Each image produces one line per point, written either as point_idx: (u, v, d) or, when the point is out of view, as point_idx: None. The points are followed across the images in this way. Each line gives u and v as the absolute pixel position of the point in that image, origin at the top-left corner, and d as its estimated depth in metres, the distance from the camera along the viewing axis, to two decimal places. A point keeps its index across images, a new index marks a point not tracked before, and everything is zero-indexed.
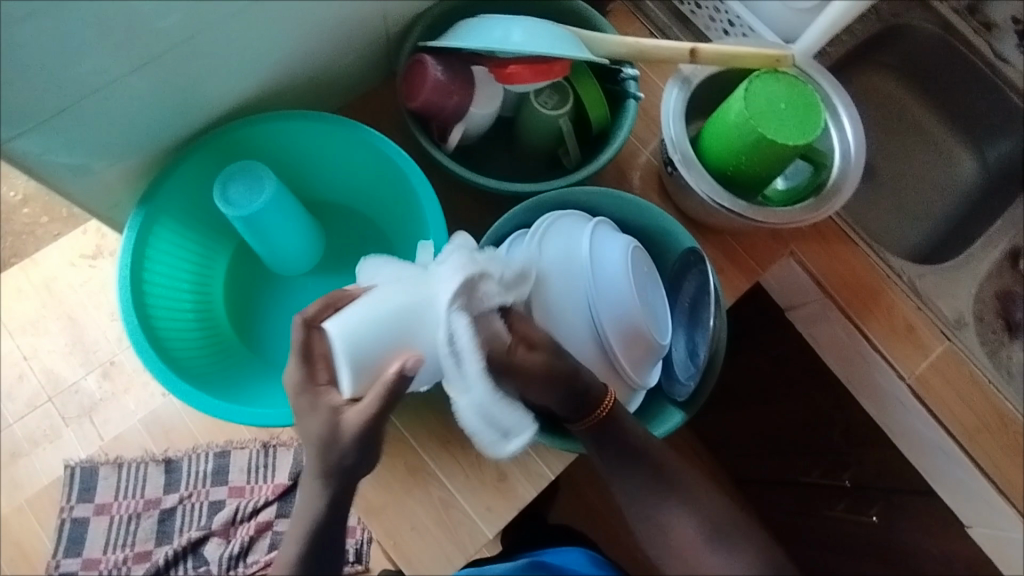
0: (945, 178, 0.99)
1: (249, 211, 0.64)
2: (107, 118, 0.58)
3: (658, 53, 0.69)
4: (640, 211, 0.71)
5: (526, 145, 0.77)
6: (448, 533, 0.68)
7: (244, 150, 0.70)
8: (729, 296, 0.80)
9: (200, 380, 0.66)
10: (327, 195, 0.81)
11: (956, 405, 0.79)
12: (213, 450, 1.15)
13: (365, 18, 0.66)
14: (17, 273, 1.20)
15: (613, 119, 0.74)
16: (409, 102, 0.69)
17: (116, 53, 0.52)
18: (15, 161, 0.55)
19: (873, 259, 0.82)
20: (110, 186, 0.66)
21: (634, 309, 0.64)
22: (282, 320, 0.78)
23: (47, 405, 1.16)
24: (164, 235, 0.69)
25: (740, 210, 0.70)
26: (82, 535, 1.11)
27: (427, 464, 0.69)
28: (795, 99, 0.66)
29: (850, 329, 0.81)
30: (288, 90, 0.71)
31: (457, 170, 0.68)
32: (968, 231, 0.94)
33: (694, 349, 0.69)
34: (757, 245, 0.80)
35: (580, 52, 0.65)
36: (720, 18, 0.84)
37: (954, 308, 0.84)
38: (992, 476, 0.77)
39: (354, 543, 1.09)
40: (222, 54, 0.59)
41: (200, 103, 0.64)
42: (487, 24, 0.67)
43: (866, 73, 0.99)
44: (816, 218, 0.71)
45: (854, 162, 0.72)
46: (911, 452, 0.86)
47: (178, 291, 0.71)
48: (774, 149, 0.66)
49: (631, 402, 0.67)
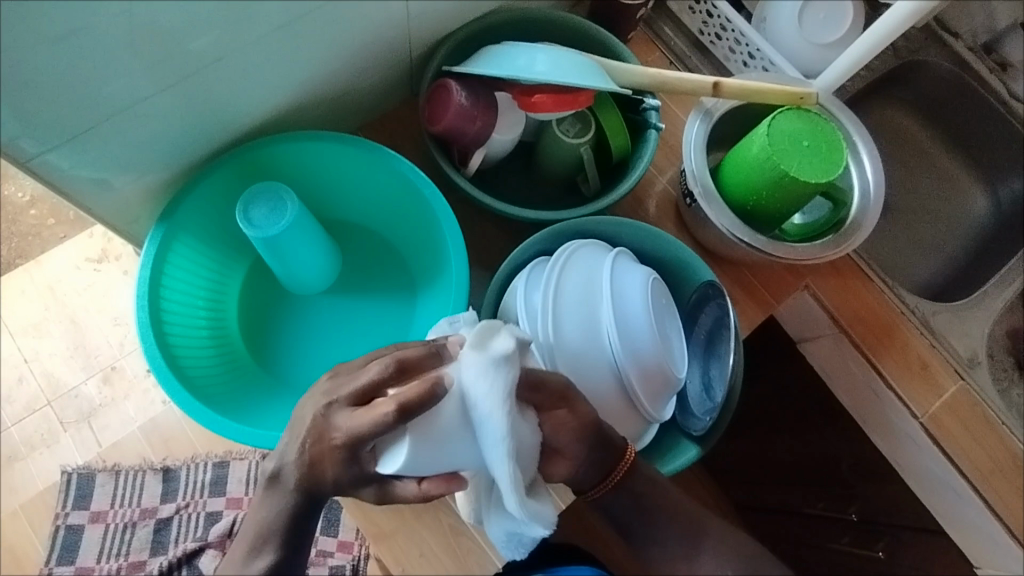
0: (957, 214, 0.99)
1: (270, 232, 0.63)
2: (132, 137, 0.58)
3: (681, 85, 0.69)
4: (658, 242, 0.71)
5: (545, 171, 0.77)
6: (456, 560, 0.67)
7: (266, 168, 0.70)
8: (743, 327, 0.80)
9: (213, 399, 0.66)
10: (344, 215, 0.81)
11: (967, 443, 0.78)
12: (211, 461, 1.14)
13: (389, 42, 0.66)
14: (21, 274, 1.20)
15: (634, 149, 0.74)
16: (432, 125, 0.69)
17: (145, 74, 0.52)
18: (39, 176, 0.55)
19: (888, 295, 0.82)
20: (130, 201, 0.66)
21: (653, 345, 0.63)
22: (297, 340, 0.78)
23: (46, 409, 1.16)
24: (183, 252, 0.68)
25: (759, 245, 0.70)
26: (76, 543, 1.09)
27: (438, 490, 0.68)
28: (818, 138, 0.66)
29: (864, 365, 0.81)
30: (311, 110, 0.71)
31: (477, 196, 0.68)
32: (981, 268, 0.95)
33: (709, 382, 0.69)
34: (772, 278, 0.80)
35: (605, 83, 0.65)
36: (740, 50, 0.83)
37: (967, 346, 0.83)
38: (1005, 518, 0.77)
39: (349, 560, 1.07)
40: (247, 75, 0.59)
41: (223, 122, 0.64)
42: (512, 51, 0.67)
43: (881, 107, 1.00)
44: (835, 255, 0.71)
45: (873, 200, 0.72)
46: (920, 489, 0.86)
47: (194, 307, 0.71)
48: (795, 186, 0.66)
49: (645, 435, 0.67)
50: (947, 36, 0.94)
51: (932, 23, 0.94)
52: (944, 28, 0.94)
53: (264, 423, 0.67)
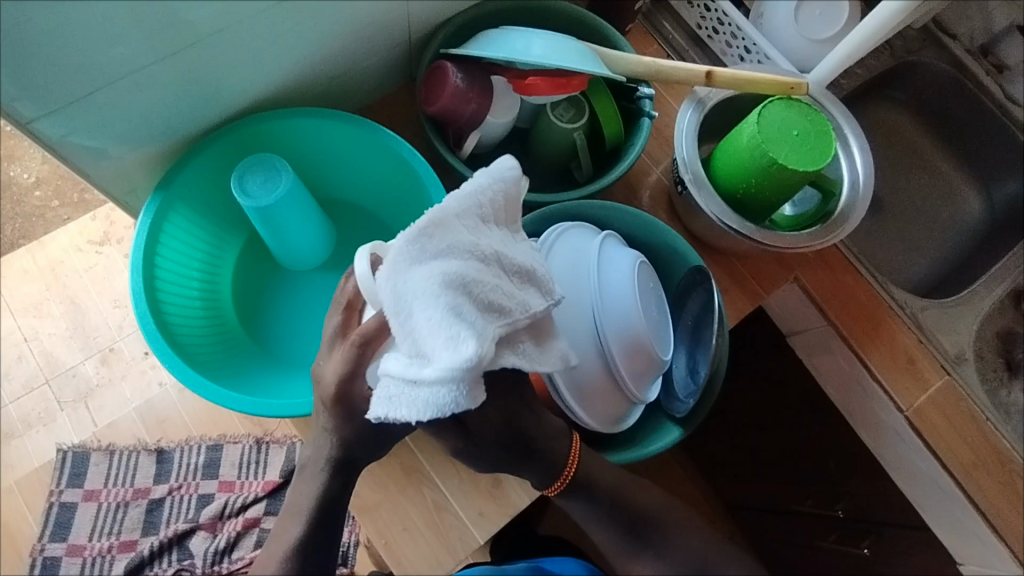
0: (952, 215, 0.99)
1: (264, 202, 0.64)
2: (132, 106, 0.59)
3: (674, 74, 0.70)
4: (648, 227, 0.71)
5: (540, 156, 0.78)
6: (438, 535, 0.68)
7: (264, 142, 0.71)
8: (732, 317, 0.81)
9: (203, 365, 0.67)
10: (341, 194, 0.82)
11: (953, 439, 0.78)
12: (205, 444, 1.12)
13: (389, 23, 0.67)
14: (24, 255, 1.21)
15: (627, 136, 0.76)
16: (427, 106, 0.70)
17: (145, 43, 0.53)
18: (38, 141, 0.57)
19: (876, 289, 0.82)
20: (128, 171, 0.67)
21: (639, 324, 0.64)
22: (291, 315, 0.79)
23: (44, 387, 1.17)
24: (178, 223, 0.69)
25: (747, 232, 0.71)
26: (69, 520, 1.10)
27: (423, 466, 0.69)
28: (808, 126, 0.67)
29: (851, 358, 0.81)
30: (311, 87, 0.72)
31: (469, 175, 0.69)
32: (973, 268, 0.95)
33: (694, 367, 0.69)
34: (761, 269, 0.81)
35: (598, 68, 0.66)
36: (737, 44, 0.84)
37: (954, 342, 0.84)
38: (988, 514, 0.77)
39: (340, 546, 1.04)
40: (248, 48, 0.60)
41: (223, 95, 0.65)
42: (509, 34, 0.68)
43: (878, 107, 1.01)
44: (822, 244, 0.72)
45: (862, 192, 0.73)
46: (907, 486, 0.86)
47: (188, 278, 0.72)
48: (784, 174, 0.66)
49: (629, 415, 0.68)
50: (946, 38, 0.94)
51: (930, 24, 0.94)
52: (941, 28, 0.94)
53: (254, 392, 0.68)
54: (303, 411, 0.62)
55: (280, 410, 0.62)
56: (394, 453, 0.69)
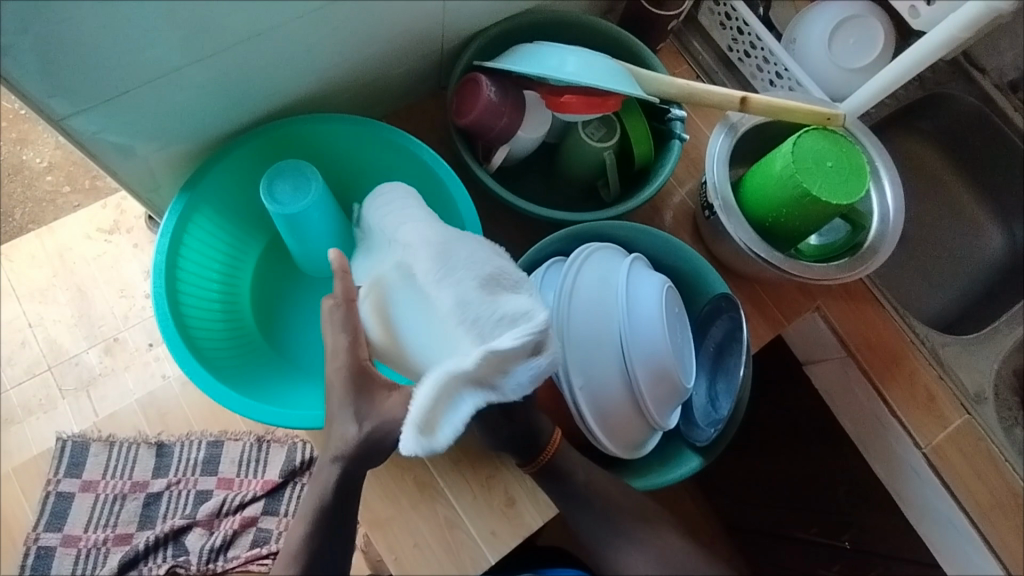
0: (974, 248, 0.99)
1: (292, 209, 0.64)
2: (165, 105, 0.58)
3: (708, 98, 0.69)
4: (674, 251, 0.71)
5: (566, 173, 0.77)
6: (450, 553, 0.66)
7: (294, 147, 0.70)
8: (753, 344, 0.80)
9: (222, 371, 0.66)
10: (365, 201, 0.81)
11: (970, 478, 0.78)
12: (206, 439, 1.11)
13: (424, 32, 0.67)
14: (32, 240, 1.20)
15: (657, 157, 0.75)
16: (458, 118, 0.70)
17: (184, 44, 0.52)
18: (70, 136, 0.56)
19: (899, 323, 0.82)
20: (153, 170, 0.67)
21: (665, 352, 0.64)
22: (307, 320, 0.78)
23: (46, 374, 1.16)
24: (203, 224, 0.69)
25: (775, 261, 0.70)
26: (65, 510, 1.07)
27: (436, 481, 0.68)
28: (842, 158, 0.67)
29: (870, 391, 0.80)
30: (340, 93, 0.72)
31: (497, 189, 0.68)
32: (994, 303, 0.94)
33: (715, 395, 0.70)
34: (784, 297, 0.80)
35: (633, 88, 0.66)
36: (768, 68, 0.83)
37: (974, 380, 0.83)
38: (1002, 554, 0.76)
39: None
40: (283, 53, 0.59)
41: (253, 97, 0.64)
42: (544, 50, 0.68)
43: (902, 138, 1.00)
44: (850, 277, 0.71)
45: (891, 227, 0.73)
46: (918, 521, 0.85)
47: (208, 280, 0.71)
48: (817, 205, 0.66)
49: (647, 443, 0.68)
50: (974, 71, 0.94)
51: (959, 57, 0.94)
52: (970, 62, 0.94)
53: (270, 399, 0.67)
54: (314, 424, 0.62)
55: (293, 422, 0.62)
56: (407, 470, 0.68)
